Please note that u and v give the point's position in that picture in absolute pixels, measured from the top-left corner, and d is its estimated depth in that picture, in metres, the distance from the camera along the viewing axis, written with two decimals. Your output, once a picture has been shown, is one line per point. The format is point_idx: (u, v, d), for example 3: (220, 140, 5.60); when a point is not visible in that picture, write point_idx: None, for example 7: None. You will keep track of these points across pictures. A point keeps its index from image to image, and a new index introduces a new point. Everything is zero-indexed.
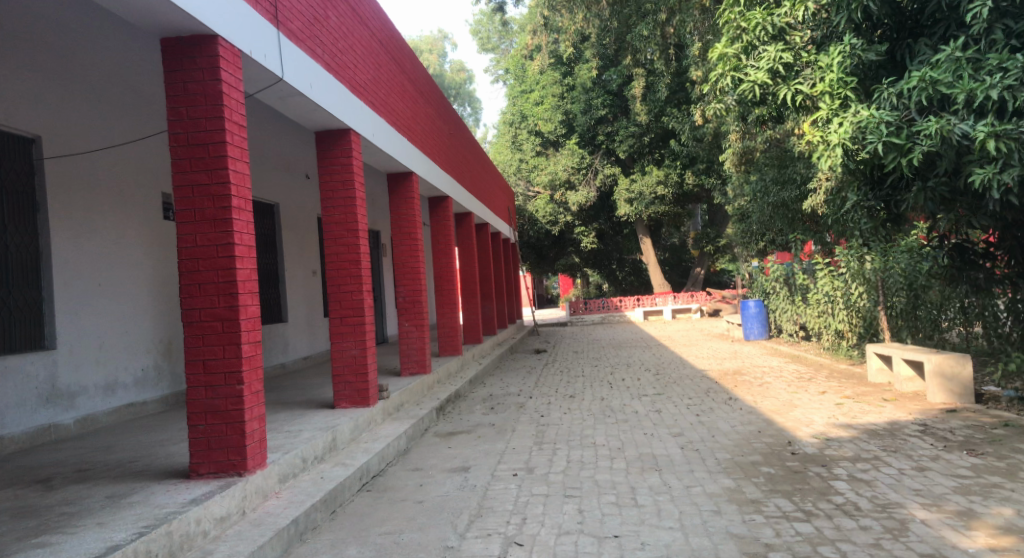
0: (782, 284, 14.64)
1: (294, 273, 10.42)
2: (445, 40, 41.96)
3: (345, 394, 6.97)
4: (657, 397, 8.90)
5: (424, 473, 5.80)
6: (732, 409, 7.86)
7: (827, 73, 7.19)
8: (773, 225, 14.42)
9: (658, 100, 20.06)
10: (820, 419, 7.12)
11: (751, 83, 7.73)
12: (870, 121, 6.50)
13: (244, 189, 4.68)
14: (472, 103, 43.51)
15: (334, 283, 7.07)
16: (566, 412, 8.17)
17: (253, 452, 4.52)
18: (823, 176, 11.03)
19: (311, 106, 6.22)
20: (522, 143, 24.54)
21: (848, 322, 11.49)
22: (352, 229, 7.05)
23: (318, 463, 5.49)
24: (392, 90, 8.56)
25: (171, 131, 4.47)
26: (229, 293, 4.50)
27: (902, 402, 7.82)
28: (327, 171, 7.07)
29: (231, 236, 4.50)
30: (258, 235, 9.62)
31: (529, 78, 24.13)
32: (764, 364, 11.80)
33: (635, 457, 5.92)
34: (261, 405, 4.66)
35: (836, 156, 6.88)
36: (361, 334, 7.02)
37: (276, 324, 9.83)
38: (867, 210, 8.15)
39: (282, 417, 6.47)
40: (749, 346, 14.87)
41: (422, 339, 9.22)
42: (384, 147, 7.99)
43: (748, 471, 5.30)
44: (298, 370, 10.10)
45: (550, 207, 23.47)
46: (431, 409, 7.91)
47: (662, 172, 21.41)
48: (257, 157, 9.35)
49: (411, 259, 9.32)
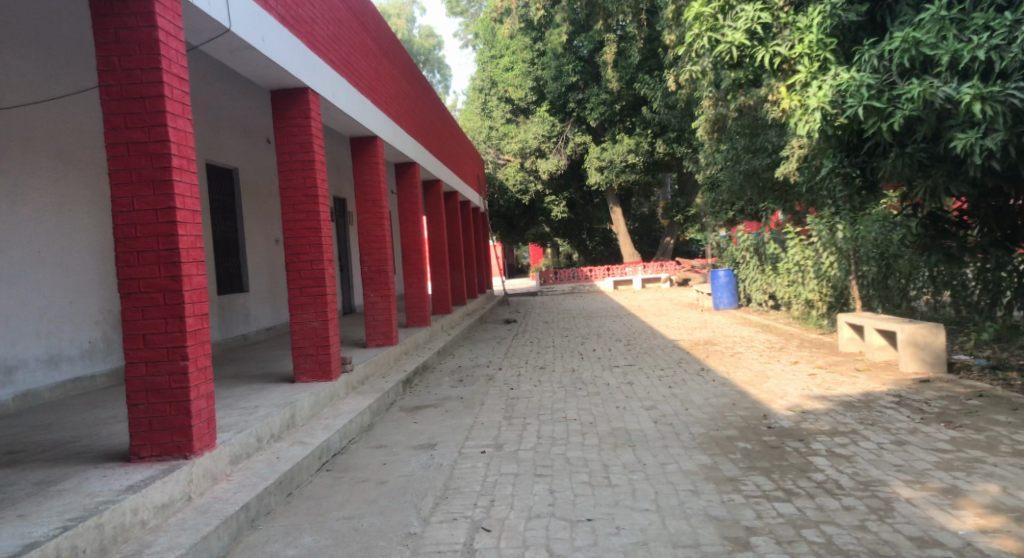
0: (752, 254, 14.53)
1: (255, 241, 10.00)
2: (413, 4, 40.82)
3: (305, 368, 6.64)
4: (628, 369, 8.72)
5: (388, 451, 5.53)
6: (705, 381, 7.71)
7: (807, 34, 6.92)
8: (743, 194, 14.29)
9: (629, 67, 19.52)
10: (794, 390, 7.00)
11: (728, 44, 7.42)
12: (851, 84, 6.26)
13: (186, 148, 4.28)
14: (442, 70, 42.63)
15: (293, 252, 6.70)
16: (535, 385, 7.94)
17: (201, 434, 4.20)
18: (797, 143, 10.83)
19: (263, 61, 5.79)
20: (493, 110, 24.20)
21: (818, 292, 11.25)
22: (310, 195, 6.68)
23: (274, 442, 5.19)
24: (353, 49, 8.12)
25: (102, 83, 4.05)
26: (171, 262, 4.13)
27: (875, 372, 7.73)
28: (282, 133, 6.65)
29: (172, 200, 4.12)
30: (216, 201, 9.17)
31: (499, 42, 23.60)
32: (734, 334, 11.70)
33: (608, 432, 5.71)
34: (209, 382, 4.33)
35: (814, 122, 6.63)
36: (322, 305, 6.68)
37: (236, 295, 9.43)
38: (843, 177, 7.97)
39: (237, 392, 6.15)
40: (719, 315, 14.79)
41: (388, 311, 8.90)
42: (344, 107, 7.55)
43: (725, 447, 5.13)
44: (259, 341, 9.74)
45: (519, 175, 23.09)
46: (397, 382, 7.63)
47: (634, 141, 21.14)
48: (212, 119, 8.86)
49: (376, 227, 8.95)
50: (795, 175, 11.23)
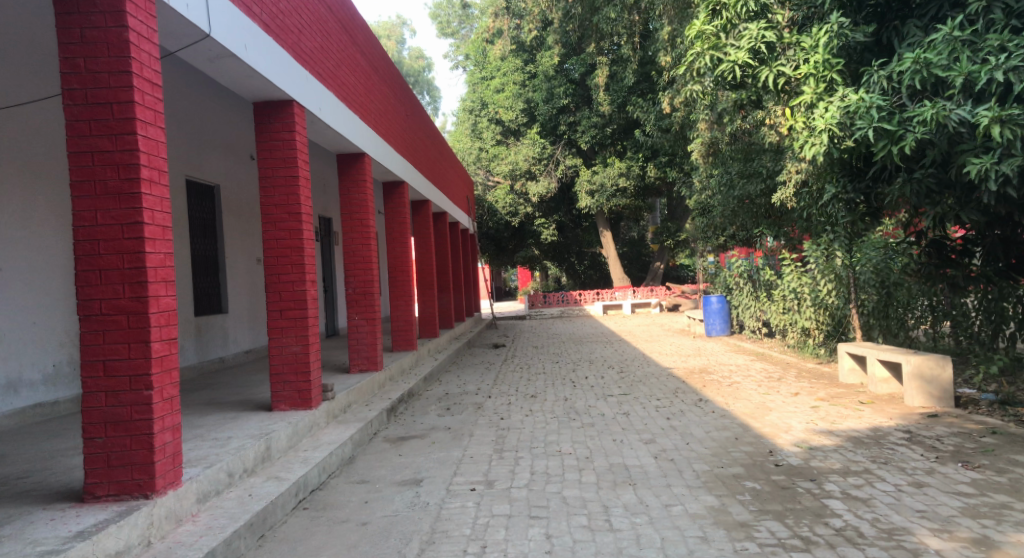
0: (746, 280, 14.27)
1: (237, 260, 9.64)
2: (404, 26, 40.78)
3: (284, 395, 6.25)
4: (623, 398, 8.38)
5: (371, 488, 5.15)
6: (704, 412, 7.39)
7: (812, 54, 6.72)
8: (735, 220, 14.03)
9: (622, 90, 19.60)
10: (799, 423, 6.69)
11: (731, 64, 7.20)
12: (860, 105, 6.04)
13: (158, 159, 3.95)
14: (431, 92, 42.55)
15: (273, 272, 6.36)
16: (527, 414, 7.57)
17: (165, 471, 3.82)
18: (793, 168, 10.65)
19: (246, 70, 5.49)
20: (482, 131, 23.90)
21: (815, 320, 11.01)
22: (294, 212, 6.35)
23: (248, 477, 4.80)
24: (342, 63, 7.84)
25: (66, 86, 3.72)
26: (137, 281, 3.78)
27: (880, 406, 7.44)
28: (265, 146, 6.33)
29: (140, 214, 3.78)
30: (196, 219, 8.83)
31: (490, 63, 23.51)
32: (730, 363, 11.41)
33: (606, 469, 5.37)
34: (177, 413, 3.96)
35: (821, 144, 6.40)
36: (303, 329, 6.33)
37: (215, 316, 9.04)
38: (846, 203, 7.75)
39: (211, 421, 5.76)
40: (713, 342, 14.51)
41: (373, 334, 8.54)
42: (331, 122, 7.25)
43: (732, 487, 4.80)
44: (238, 365, 9.33)
45: (509, 197, 22.79)
46: (381, 410, 7.25)
47: (624, 165, 20.99)
48: (193, 133, 8.56)
49: (362, 247, 8.61)
50: (790, 200, 11.04)
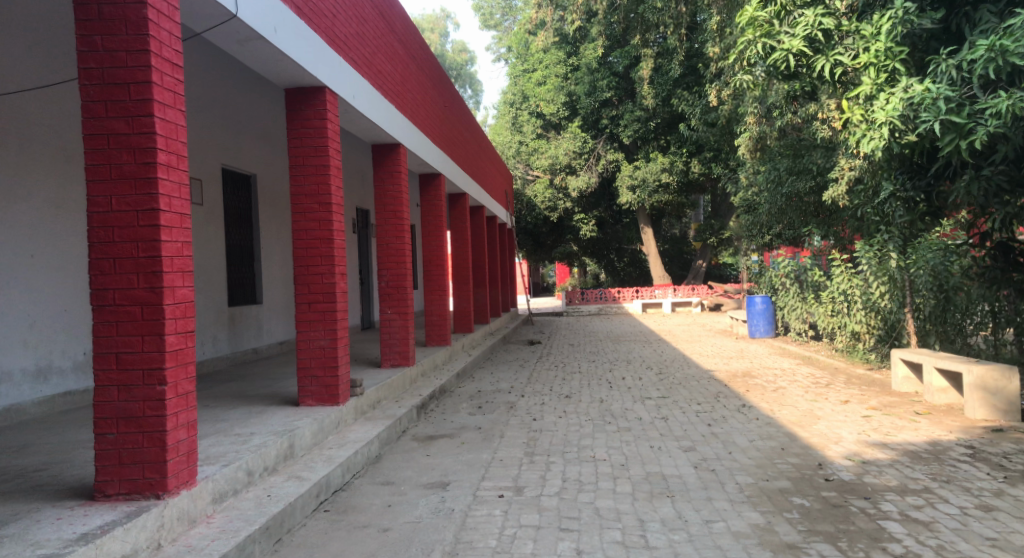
0: (792, 281, 13.56)
1: (272, 251, 9.56)
2: (447, 20, 40.64)
3: (311, 391, 6.09)
4: (661, 401, 8.05)
5: (395, 490, 4.94)
6: (748, 419, 7.03)
7: (873, 42, 6.29)
8: (783, 218, 13.53)
9: (667, 83, 19.16)
10: (850, 434, 6.29)
11: (784, 52, 6.80)
12: (926, 96, 5.62)
13: (176, 143, 3.78)
14: (473, 86, 42.38)
15: (303, 264, 6.19)
16: (560, 416, 7.29)
17: (178, 470, 3.65)
18: (847, 164, 10.16)
19: (276, 55, 5.32)
20: (523, 125, 23.61)
21: (866, 323, 10.45)
22: (324, 202, 6.17)
23: (268, 476, 4.62)
24: (378, 51, 7.65)
25: (82, 65, 3.57)
26: (151, 271, 3.61)
27: (938, 417, 6.98)
28: (296, 134, 6.16)
29: (156, 201, 3.61)
30: (232, 208, 8.75)
31: (532, 56, 23.22)
32: (775, 366, 10.94)
33: (642, 478, 5.07)
34: (192, 410, 3.79)
35: (881, 138, 5.97)
36: (332, 322, 6.15)
37: (249, 307, 8.96)
38: (905, 202, 7.30)
39: (236, 415, 5.62)
40: (756, 344, 14.01)
41: (405, 329, 8.37)
42: (366, 112, 7.07)
43: (778, 503, 4.46)
44: (272, 356, 9.24)
45: (549, 192, 22.42)
46: (411, 407, 7.06)
47: (667, 160, 20.47)
48: (230, 122, 8.48)
49: (396, 240, 8.41)
50: (841, 199, 10.52)
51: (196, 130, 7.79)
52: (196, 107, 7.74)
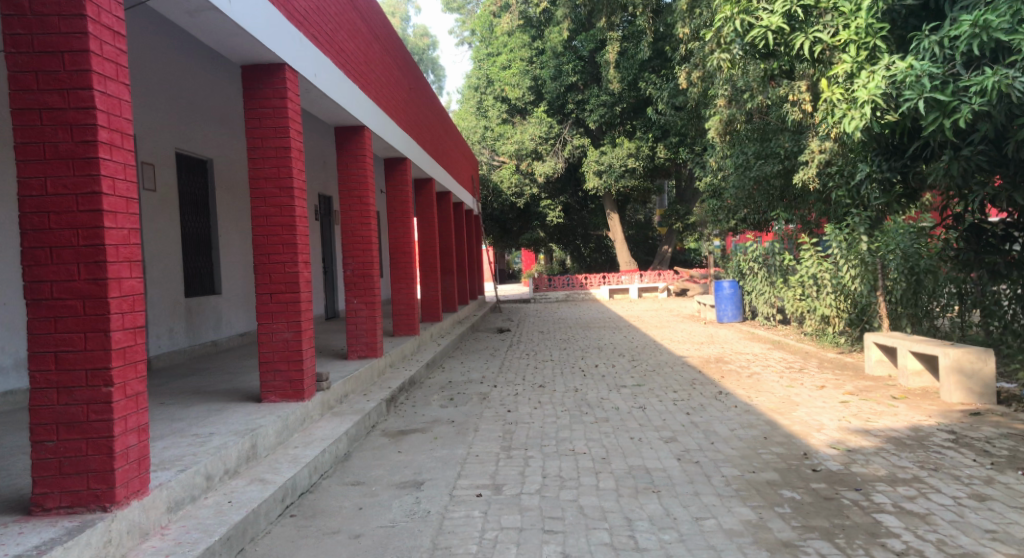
0: (760, 265, 13.45)
1: (231, 239, 9.13)
2: (408, 4, 39.93)
3: (274, 386, 5.76)
4: (637, 390, 7.87)
5: (366, 491, 4.66)
6: (726, 407, 6.88)
7: (853, 19, 6.15)
8: (751, 202, 13.51)
9: (633, 67, 18.97)
10: (830, 421, 6.18)
11: (763, 29, 6.63)
12: (908, 74, 5.50)
13: (120, 119, 3.41)
14: (436, 71, 41.80)
15: (263, 253, 5.83)
16: (535, 407, 7.06)
17: (128, 479, 3.32)
18: (817, 147, 10.09)
19: (229, 27, 4.94)
20: (488, 109, 23.26)
21: (835, 307, 10.39)
22: (285, 187, 5.81)
23: (230, 480, 4.31)
24: (339, 27, 7.27)
25: (8, 31, 3.20)
26: (94, 261, 3.26)
27: (915, 402, 6.91)
28: (254, 114, 5.78)
29: (98, 183, 3.25)
30: (187, 194, 8.32)
31: (496, 39, 22.85)
32: (747, 351, 10.85)
33: (625, 472, 4.87)
34: (143, 412, 3.45)
35: (862, 118, 5.82)
36: (295, 314, 5.82)
37: (207, 297, 8.54)
38: (881, 183, 7.19)
39: (193, 414, 5.28)
40: (725, 330, 13.96)
41: (372, 319, 8.04)
42: (328, 91, 6.70)
43: (768, 497, 4.30)
44: (232, 349, 8.84)
45: (515, 177, 22.23)
46: (380, 401, 6.76)
47: (633, 145, 20.32)
48: (183, 103, 8.05)
49: (361, 226, 8.08)
50: (812, 182, 10.45)
51: (145, 111, 7.36)
52: (146, 87, 7.31)
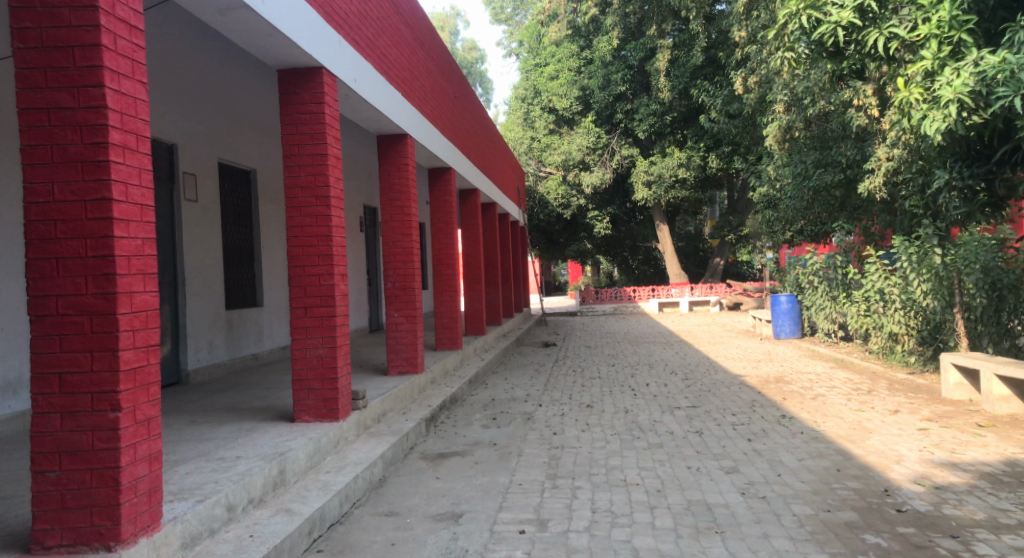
0: (820, 279, 12.52)
1: (273, 251, 8.94)
2: (457, 17, 40.07)
3: (307, 405, 5.46)
4: (693, 412, 7.36)
5: (400, 524, 4.30)
6: (791, 433, 6.34)
7: (934, 12, 5.62)
8: (811, 213, 12.85)
9: (684, 75, 18.47)
10: (910, 452, 5.59)
11: (832, 25, 6.13)
12: (1001, 70, 4.95)
13: (135, 120, 3.15)
14: (484, 84, 41.78)
15: (297, 265, 5.55)
16: (583, 429, 6.63)
17: (136, 513, 3.02)
18: (885, 154, 9.47)
19: (262, 26, 4.68)
20: (535, 120, 22.98)
21: (906, 325, 9.58)
22: (321, 196, 5.53)
23: (255, 510, 4.00)
24: (381, 32, 7.01)
25: (16, 24, 2.96)
26: (103, 273, 2.98)
27: (1005, 431, 6.24)
28: (290, 121, 5.52)
29: (108, 188, 2.98)
30: (230, 205, 8.17)
31: (544, 48, 22.59)
32: (809, 371, 10.20)
33: (683, 508, 4.40)
34: (155, 440, 3.16)
35: (948, 118, 5.26)
36: (330, 329, 5.52)
37: (248, 310, 8.35)
38: (962, 192, 6.59)
39: (223, 434, 5.00)
40: (783, 347, 13.25)
41: (413, 333, 7.73)
42: (368, 98, 6.43)
43: (849, 543, 3.80)
44: (273, 362, 8.63)
45: (562, 188, 21.86)
46: (419, 421, 6.41)
47: (684, 155, 19.74)
48: (226, 113, 7.92)
49: (403, 238, 7.80)
50: (878, 191, 9.82)
51: (187, 119, 7.23)
52: (187, 95, 7.18)
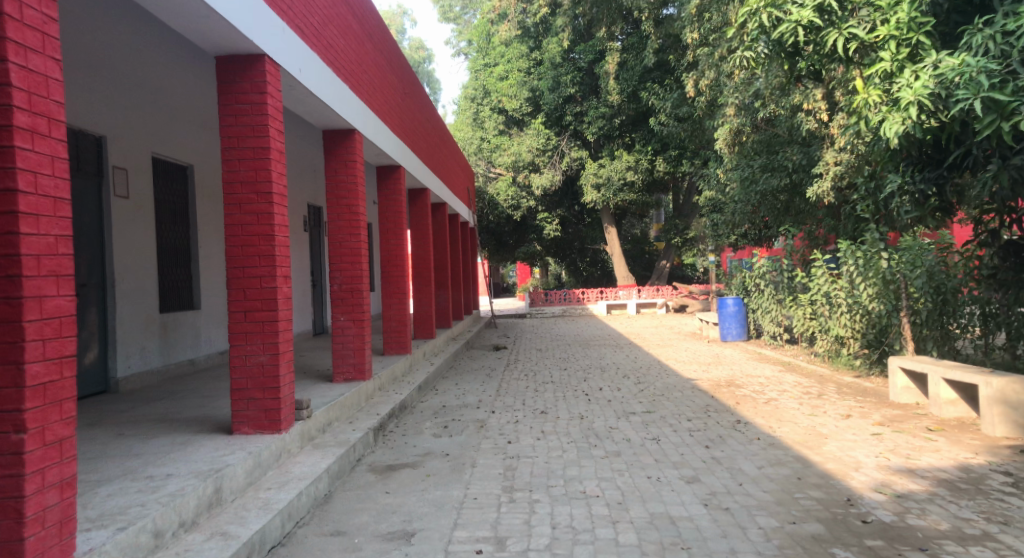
0: (767, 282, 12.62)
1: (213, 251, 8.50)
2: (404, 17, 39.63)
3: (247, 416, 5.10)
4: (648, 418, 7.23)
5: (347, 545, 4.00)
6: (748, 439, 6.25)
7: (893, 14, 5.65)
8: (757, 217, 12.95)
9: (633, 78, 18.52)
10: (867, 458, 5.55)
11: (792, 24, 6.08)
12: (961, 72, 4.95)
13: (48, 99, 2.79)
14: (432, 84, 41.36)
15: (236, 266, 5.18)
16: (537, 438, 6.41)
17: (45, 548, 2.66)
18: (833, 159, 9.52)
19: (198, 8, 4.32)
20: (484, 120, 22.77)
21: (851, 328, 9.51)
22: (263, 192, 5.18)
23: (187, 534, 3.65)
24: (327, 21, 6.66)
25: None
26: (8, 275, 2.63)
27: (954, 436, 6.28)
28: (229, 110, 5.14)
29: (13, 178, 2.63)
30: (165, 203, 7.69)
31: (493, 49, 22.41)
32: (759, 374, 10.21)
33: (646, 522, 4.23)
34: (69, 462, 2.81)
35: (906, 120, 5.24)
36: (272, 335, 5.17)
37: (185, 313, 7.89)
38: (913, 197, 6.62)
39: (154, 449, 4.62)
40: (731, 349, 13.31)
41: (360, 338, 7.39)
42: (314, 90, 6.07)
43: None
44: (211, 369, 8.17)
45: (511, 189, 21.69)
46: (367, 430, 6.09)
47: (632, 158, 19.77)
48: (160, 105, 7.45)
49: (350, 237, 7.48)
50: (826, 195, 9.79)
51: (117, 110, 6.76)
52: (117, 85, 6.70)
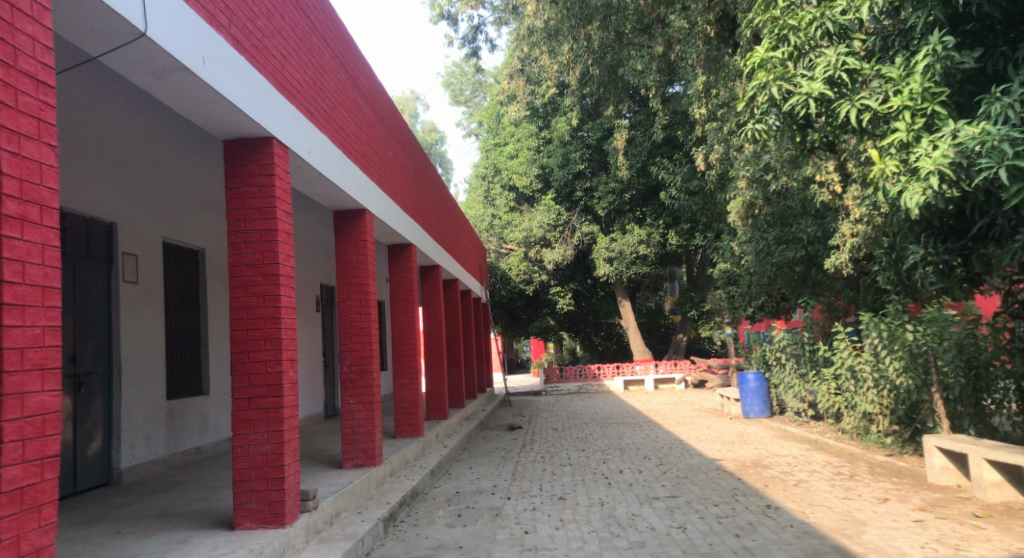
0: (789, 356, 12.29)
1: (222, 335, 8.38)
2: (416, 101, 40.85)
3: (250, 509, 4.84)
4: (672, 503, 6.87)
5: None
6: (781, 527, 5.88)
7: (904, 85, 5.57)
8: (773, 289, 12.74)
9: (641, 154, 18.73)
10: (912, 548, 5.17)
11: (803, 96, 6.05)
12: (981, 141, 4.86)
13: (41, 186, 2.71)
14: (444, 165, 42.20)
15: (242, 350, 5.03)
16: (556, 527, 6.07)
17: None
18: (849, 231, 9.34)
19: (206, 93, 4.32)
20: (495, 198, 23.03)
21: (879, 404, 9.19)
22: (269, 274, 5.07)
23: None
24: (338, 104, 6.72)
25: None
26: None
27: (1003, 522, 5.87)
28: (236, 193, 5.09)
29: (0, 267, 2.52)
30: (175, 286, 7.62)
31: (503, 129, 22.88)
32: (786, 453, 9.79)
33: None
34: None
35: (928, 189, 5.10)
36: (277, 422, 4.96)
37: (193, 399, 7.69)
38: (937, 267, 6.42)
39: (150, 547, 4.36)
40: (754, 426, 12.87)
41: (370, 422, 7.13)
42: (323, 172, 6.04)
43: None
44: (217, 456, 7.90)
45: (523, 264, 21.69)
46: (377, 522, 5.78)
47: (644, 232, 19.76)
48: (171, 189, 7.47)
49: (359, 317, 7.35)
50: (844, 267, 9.68)
51: (129, 197, 6.79)
52: (128, 172, 6.74)
